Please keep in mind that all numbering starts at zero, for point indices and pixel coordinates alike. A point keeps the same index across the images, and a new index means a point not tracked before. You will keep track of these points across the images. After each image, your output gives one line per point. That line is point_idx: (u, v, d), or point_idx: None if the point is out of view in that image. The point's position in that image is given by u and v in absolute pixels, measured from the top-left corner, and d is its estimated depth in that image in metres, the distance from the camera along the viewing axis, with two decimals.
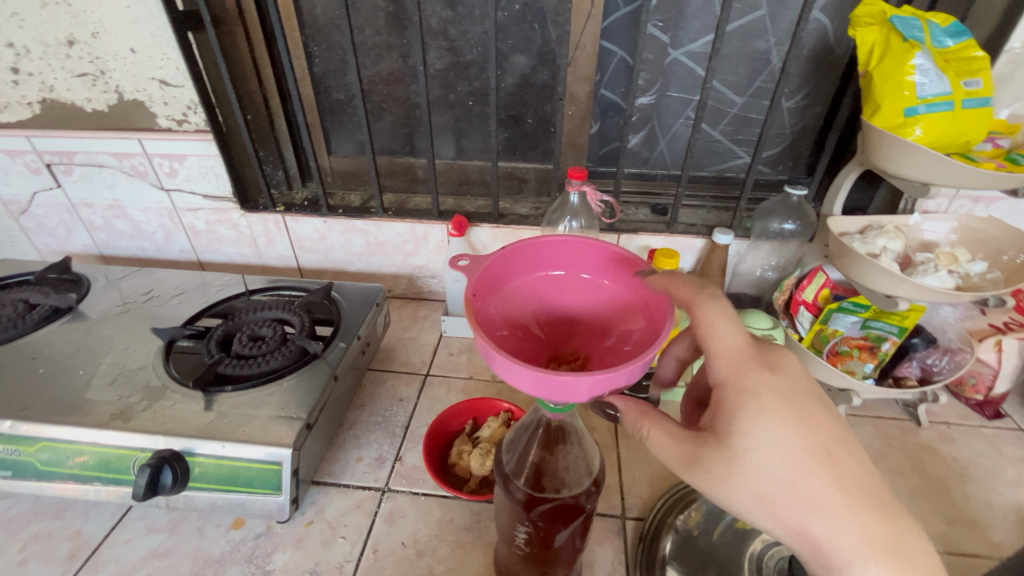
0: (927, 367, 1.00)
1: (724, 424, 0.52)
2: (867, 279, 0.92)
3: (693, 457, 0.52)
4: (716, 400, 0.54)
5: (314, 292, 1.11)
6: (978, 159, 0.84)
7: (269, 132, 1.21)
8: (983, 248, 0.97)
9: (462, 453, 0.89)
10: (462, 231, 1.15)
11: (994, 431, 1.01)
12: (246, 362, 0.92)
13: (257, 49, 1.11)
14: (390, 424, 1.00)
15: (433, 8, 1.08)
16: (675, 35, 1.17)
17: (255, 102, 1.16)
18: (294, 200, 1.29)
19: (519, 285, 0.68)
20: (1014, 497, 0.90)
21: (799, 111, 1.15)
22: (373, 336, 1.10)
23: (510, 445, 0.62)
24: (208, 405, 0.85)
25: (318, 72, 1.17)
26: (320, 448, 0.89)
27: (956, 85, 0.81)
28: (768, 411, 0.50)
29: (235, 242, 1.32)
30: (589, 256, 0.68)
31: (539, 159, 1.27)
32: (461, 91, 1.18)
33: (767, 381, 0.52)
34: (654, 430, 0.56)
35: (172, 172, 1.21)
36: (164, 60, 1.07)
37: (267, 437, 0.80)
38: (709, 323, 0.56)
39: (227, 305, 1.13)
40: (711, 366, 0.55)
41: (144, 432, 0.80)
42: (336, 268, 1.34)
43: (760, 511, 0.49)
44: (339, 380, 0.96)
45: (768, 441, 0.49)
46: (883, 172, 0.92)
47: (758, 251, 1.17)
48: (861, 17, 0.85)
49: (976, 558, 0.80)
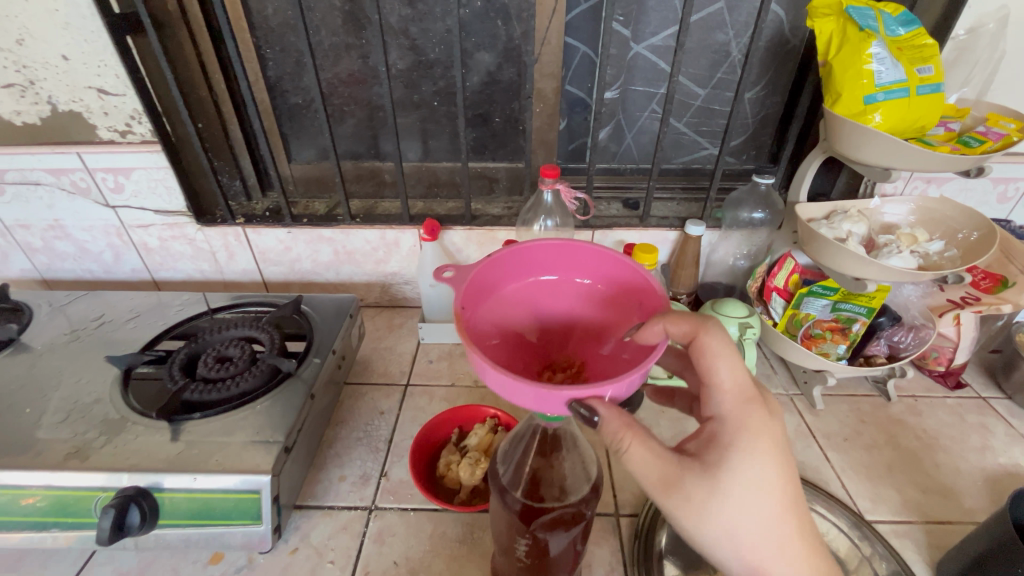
0: (894, 345, 1.03)
1: (714, 458, 0.54)
2: (836, 264, 0.95)
3: (675, 482, 0.54)
4: (710, 434, 0.56)
5: (283, 306, 1.07)
6: (934, 143, 0.87)
7: (223, 140, 1.14)
8: (939, 227, 1.01)
9: (450, 464, 0.86)
10: (435, 235, 1.12)
11: (957, 400, 1.06)
12: (214, 386, 0.87)
13: (204, 53, 1.05)
14: (372, 439, 0.97)
15: (392, 6, 1.04)
16: (637, 29, 1.17)
17: (206, 109, 1.09)
18: (254, 210, 1.22)
19: (508, 292, 0.67)
20: (979, 463, 0.94)
21: (760, 100, 1.17)
22: (348, 348, 1.06)
23: (506, 456, 0.61)
24: (174, 436, 0.80)
25: (273, 76, 1.11)
26: (300, 471, 0.85)
27: (911, 72, 0.83)
28: (760, 453, 0.54)
29: (193, 258, 1.25)
30: (582, 260, 0.67)
31: (509, 158, 1.25)
32: (425, 91, 1.15)
33: (763, 424, 0.56)
34: (637, 447, 0.54)
35: (118, 187, 1.13)
36: (101, 67, 0.99)
37: (243, 464, 0.76)
38: (719, 357, 0.57)
39: (189, 325, 1.07)
40: (713, 400, 0.57)
41: (105, 471, 0.74)
42: (304, 279, 1.29)
43: (725, 541, 0.53)
44: (317, 397, 0.91)
45: (755, 478, 0.53)
46: (846, 158, 0.95)
47: (729, 240, 1.19)
48: (819, 8, 0.87)
49: (950, 524, 0.84)
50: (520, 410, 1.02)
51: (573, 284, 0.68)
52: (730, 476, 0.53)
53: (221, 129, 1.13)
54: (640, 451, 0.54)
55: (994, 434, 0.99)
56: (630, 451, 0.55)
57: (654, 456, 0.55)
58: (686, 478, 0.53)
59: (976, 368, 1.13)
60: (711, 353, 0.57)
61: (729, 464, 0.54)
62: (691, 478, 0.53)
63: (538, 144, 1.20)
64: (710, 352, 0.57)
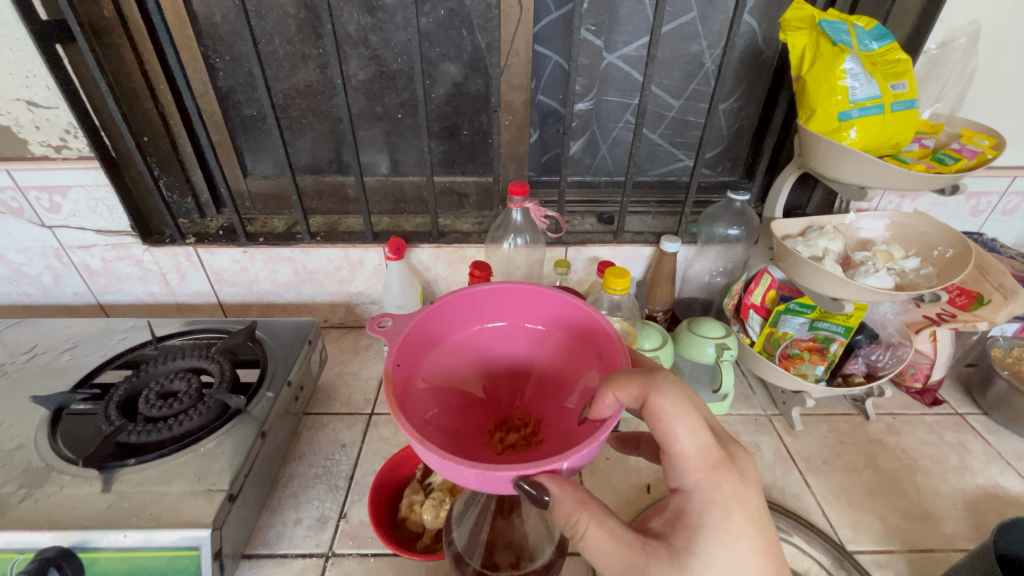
0: (872, 363, 1.02)
1: (682, 541, 0.50)
2: (812, 283, 0.92)
3: (640, 569, 0.50)
4: (678, 507, 0.52)
5: (236, 333, 0.99)
6: (909, 161, 0.86)
7: (171, 155, 1.07)
8: (914, 244, 0.99)
9: (414, 504, 0.81)
10: (400, 254, 1.06)
11: (934, 418, 1.04)
12: (155, 426, 0.79)
13: (146, 62, 0.97)
14: (332, 476, 0.90)
15: (350, 14, 0.99)
16: (609, 38, 1.14)
17: (150, 122, 1.02)
18: (208, 228, 1.15)
19: (458, 344, 0.67)
20: (959, 484, 0.92)
21: (734, 112, 1.14)
22: (307, 378, 1.00)
23: (460, 517, 0.63)
24: (106, 486, 0.73)
25: (224, 86, 1.04)
26: (249, 518, 0.79)
27: (885, 87, 0.81)
28: (730, 529, 0.50)
29: (141, 280, 1.17)
30: (529, 306, 0.68)
31: (478, 171, 1.20)
32: (389, 103, 1.09)
33: (733, 492, 0.51)
34: (594, 530, 0.51)
35: (54, 206, 1.05)
36: (29, 77, 0.91)
37: (180, 517, 0.69)
38: (675, 425, 0.52)
39: (134, 354, 0.99)
40: (679, 469, 0.53)
41: (23, 530, 0.67)
42: (262, 301, 1.21)
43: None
44: (269, 435, 0.85)
45: (728, 562, 0.49)
46: (822, 175, 0.92)
47: (706, 257, 1.16)
48: (791, 21, 0.84)
49: (932, 553, 0.82)
50: None
51: (520, 330, 0.69)
52: (702, 562, 0.49)
53: (168, 143, 1.05)
54: (597, 536, 0.51)
55: (972, 453, 0.98)
56: (587, 534, 0.52)
57: (614, 543, 0.51)
58: (653, 567, 0.49)
59: (952, 383, 1.12)
60: (668, 421, 0.52)
61: (697, 547, 0.49)
62: (659, 567, 0.49)
63: (508, 157, 1.15)
64: (664, 419, 0.52)
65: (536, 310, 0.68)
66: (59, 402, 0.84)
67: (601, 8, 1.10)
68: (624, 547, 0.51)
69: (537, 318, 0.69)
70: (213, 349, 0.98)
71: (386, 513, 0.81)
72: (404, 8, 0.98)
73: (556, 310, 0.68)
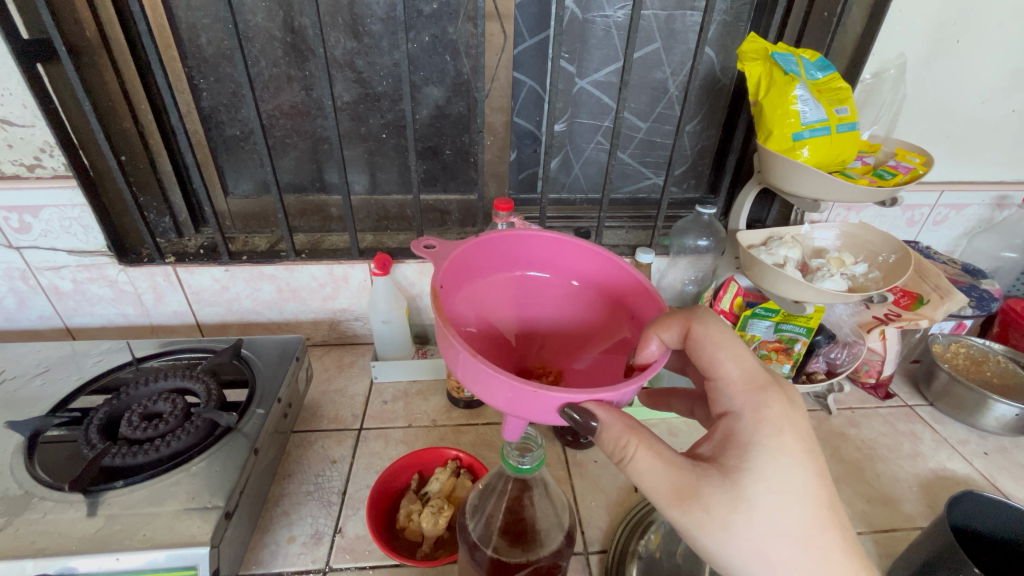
0: (832, 361, 1.11)
1: (733, 459, 0.54)
2: (777, 288, 1.00)
3: (690, 485, 0.54)
4: (729, 431, 0.57)
5: (220, 352, 0.98)
6: (854, 176, 0.96)
7: (150, 175, 1.06)
8: (862, 251, 1.09)
9: (411, 513, 0.82)
10: (387, 269, 1.07)
11: (888, 410, 1.14)
12: (140, 447, 0.77)
13: (128, 81, 0.97)
14: (324, 492, 0.90)
15: (338, 38, 1.02)
16: (581, 65, 1.22)
17: (129, 141, 1.01)
18: (187, 248, 1.14)
19: (495, 281, 0.70)
20: (914, 470, 1.01)
21: (698, 134, 1.24)
22: (294, 395, 0.99)
23: (475, 508, 0.66)
24: (91, 510, 0.71)
25: (207, 107, 1.05)
26: (242, 538, 0.77)
27: (831, 112, 0.91)
28: (778, 445, 0.54)
29: (114, 302, 1.13)
30: (578, 260, 0.71)
31: (461, 190, 1.24)
32: (373, 124, 1.13)
33: (784, 415, 0.56)
34: (643, 450, 0.55)
35: (24, 227, 1.02)
36: (5, 96, 0.90)
37: (175, 537, 0.68)
38: (718, 349, 0.60)
39: (110, 379, 0.96)
40: (727, 394, 0.59)
41: (7, 559, 0.65)
42: (243, 320, 1.20)
43: (753, 548, 0.52)
44: (261, 453, 0.84)
45: (775, 471, 0.53)
46: (779, 190, 1.02)
47: (677, 267, 1.22)
48: (748, 53, 0.93)
49: (894, 532, 0.89)
50: (482, 448, 0.99)
51: (560, 284, 0.71)
52: (750, 475, 0.53)
53: (148, 163, 1.04)
54: (646, 458, 0.55)
55: (922, 440, 1.07)
56: (636, 458, 0.56)
57: (669, 465, 0.55)
58: (704, 482, 0.54)
59: (902, 378, 1.23)
60: (711, 346, 0.60)
61: (749, 458, 0.54)
62: (708, 482, 0.54)
63: (491, 175, 1.19)
64: (709, 343, 0.60)
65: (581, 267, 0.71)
66: (34, 428, 0.80)
67: (574, 38, 1.18)
68: (680, 469, 0.55)
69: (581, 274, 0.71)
70: (194, 370, 0.96)
71: (384, 521, 0.82)
72: (390, 34, 1.02)
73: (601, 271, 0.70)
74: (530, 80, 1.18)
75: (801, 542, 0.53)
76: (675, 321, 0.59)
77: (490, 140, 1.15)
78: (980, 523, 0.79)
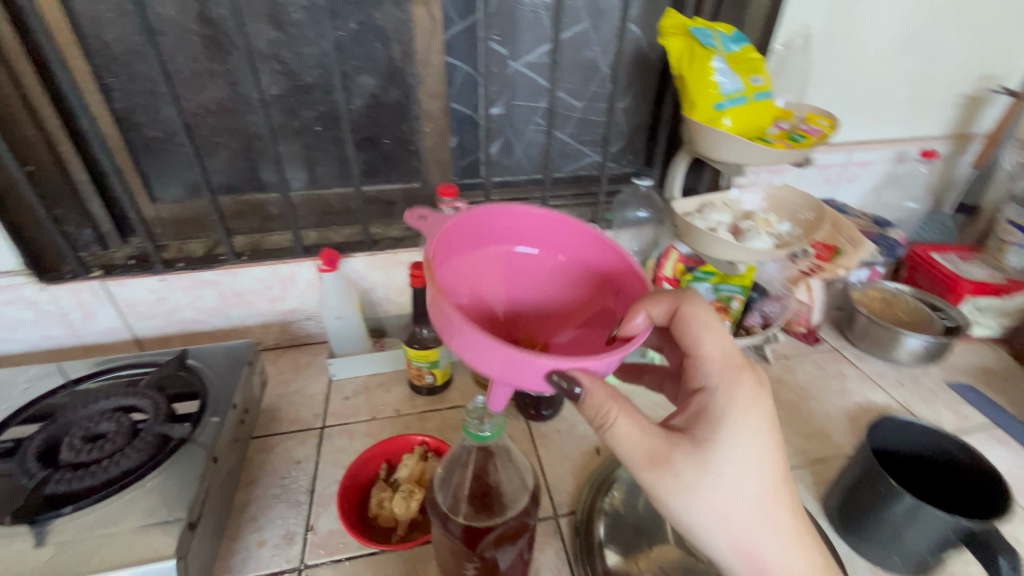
0: (767, 315, 1.20)
1: (705, 431, 0.59)
2: (709, 250, 1.07)
3: (662, 453, 0.57)
4: (703, 406, 0.61)
5: (163, 364, 0.94)
6: (771, 140, 1.02)
7: (64, 185, 0.98)
8: (785, 211, 1.18)
9: (383, 500, 0.83)
10: (334, 265, 1.06)
11: (819, 354, 1.25)
12: (85, 471, 0.74)
13: (25, 85, 0.89)
14: (292, 492, 0.89)
15: (259, 29, 0.98)
16: (513, 47, 1.22)
17: (36, 150, 0.94)
18: (114, 260, 1.07)
19: (484, 253, 0.70)
20: (840, 403, 1.12)
21: (630, 111, 1.29)
22: (249, 400, 0.97)
23: (442, 482, 0.68)
24: (39, 543, 0.67)
25: (121, 108, 0.98)
26: (209, 547, 0.76)
27: (745, 82, 0.97)
28: (744, 419, 0.59)
29: (37, 324, 1.06)
30: (568, 237, 0.71)
31: (403, 178, 1.22)
32: (306, 116, 1.09)
33: (752, 392, 0.61)
34: (621, 416, 0.58)
35: None
36: None
37: (135, 558, 0.66)
38: (702, 329, 0.64)
39: (42, 405, 0.90)
40: (705, 371, 0.63)
41: None
42: (186, 330, 1.15)
43: (715, 511, 0.57)
44: (220, 461, 0.82)
45: (742, 439, 0.58)
46: (707, 158, 1.08)
47: (621, 240, 1.29)
48: (668, 29, 0.97)
49: (828, 462, 0.99)
50: (447, 431, 1.01)
51: (551, 259, 0.72)
52: (724, 442, 0.58)
53: (59, 172, 0.97)
54: (625, 424, 0.58)
55: (847, 377, 1.18)
56: (616, 425, 0.59)
57: (643, 435, 0.58)
58: (681, 449, 0.58)
59: (830, 324, 1.34)
60: (697, 326, 0.64)
61: (709, 428, 0.59)
62: (684, 450, 0.58)
63: (432, 162, 1.20)
64: (694, 324, 0.64)
65: (570, 244, 0.71)
66: None
67: (504, 20, 1.19)
68: (660, 440, 0.58)
69: (570, 251, 0.72)
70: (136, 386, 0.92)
71: (351, 510, 0.84)
72: (315, 23, 0.99)
73: (590, 250, 0.70)
74: (465, 65, 1.17)
75: (757, 504, 0.58)
76: (667, 297, 0.62)
77: (428, 127, 1.15)
78: (897, 445, 0.90)
